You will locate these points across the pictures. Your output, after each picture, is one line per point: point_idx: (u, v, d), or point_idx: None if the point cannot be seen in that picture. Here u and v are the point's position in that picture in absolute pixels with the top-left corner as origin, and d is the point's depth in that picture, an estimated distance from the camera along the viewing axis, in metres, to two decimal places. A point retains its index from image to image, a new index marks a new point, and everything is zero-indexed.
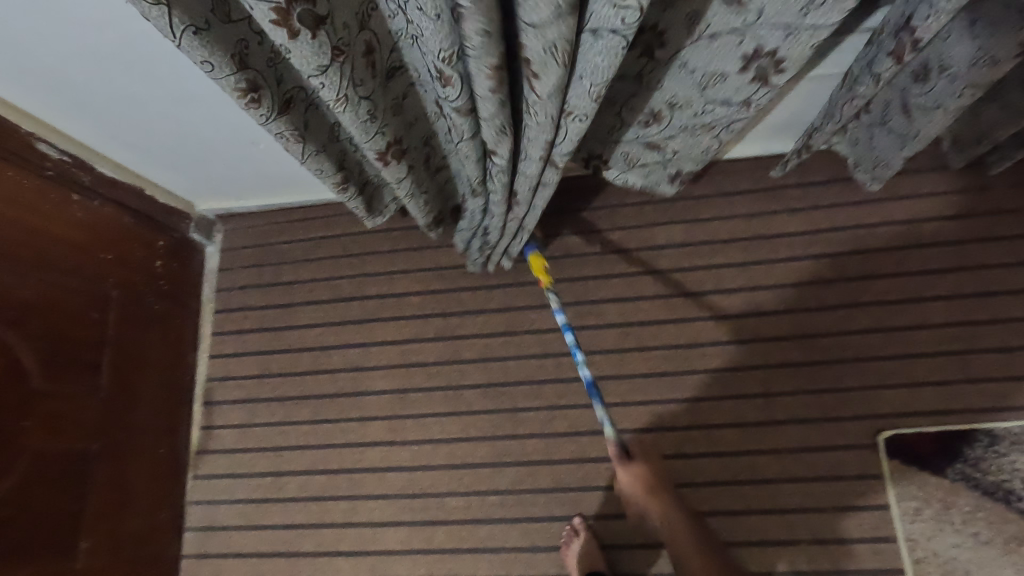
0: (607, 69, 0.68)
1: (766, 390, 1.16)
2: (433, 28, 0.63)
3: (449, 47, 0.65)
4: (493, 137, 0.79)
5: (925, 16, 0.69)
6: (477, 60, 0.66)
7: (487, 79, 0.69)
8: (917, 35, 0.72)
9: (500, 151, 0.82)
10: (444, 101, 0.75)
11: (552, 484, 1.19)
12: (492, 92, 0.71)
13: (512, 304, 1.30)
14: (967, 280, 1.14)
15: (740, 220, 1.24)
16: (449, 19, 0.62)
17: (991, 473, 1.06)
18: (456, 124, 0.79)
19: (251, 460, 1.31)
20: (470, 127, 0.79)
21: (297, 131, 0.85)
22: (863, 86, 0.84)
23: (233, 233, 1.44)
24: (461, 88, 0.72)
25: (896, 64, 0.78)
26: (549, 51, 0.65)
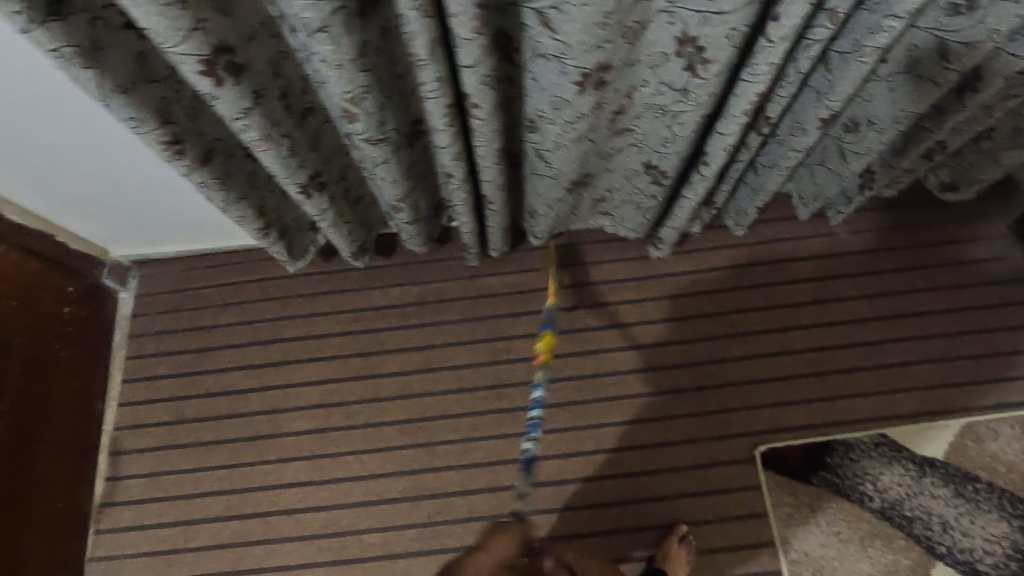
0: (557, 87, 0.79)
1: (661, 414, 1.28)
2: (335, 75, 0.73)
3: (347, 87, 0.76)
4: (448, 162, 0.88)
5: (774, 103, 0.86)
6: (433, 102, 0.74)
7: (443, 116, 0.77)
8: (768, 115, 0.88)
9: (456, 175, 0.91)
10: (352, 134, 0.86)
11: (468, 513, 1.24)
12: (448, 126, 0.79)
13: (430, 342, 1.37)
14: (822, 311, 1.34)
15: (635, 261, 1.39)
16: (342, 69, 0.73)
17: (848, 479, 1.22)
18: (369, 153, 0.90)
19: (160, 509, 1.27)
20: (383, 154, 0.91)
21: (218, 178, 0.92)
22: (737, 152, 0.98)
23: (149, 278, 1.44)
24: (364, 121, 0.82)
25: (759, 137, 0.93)
26: (484, 87, 0.72)
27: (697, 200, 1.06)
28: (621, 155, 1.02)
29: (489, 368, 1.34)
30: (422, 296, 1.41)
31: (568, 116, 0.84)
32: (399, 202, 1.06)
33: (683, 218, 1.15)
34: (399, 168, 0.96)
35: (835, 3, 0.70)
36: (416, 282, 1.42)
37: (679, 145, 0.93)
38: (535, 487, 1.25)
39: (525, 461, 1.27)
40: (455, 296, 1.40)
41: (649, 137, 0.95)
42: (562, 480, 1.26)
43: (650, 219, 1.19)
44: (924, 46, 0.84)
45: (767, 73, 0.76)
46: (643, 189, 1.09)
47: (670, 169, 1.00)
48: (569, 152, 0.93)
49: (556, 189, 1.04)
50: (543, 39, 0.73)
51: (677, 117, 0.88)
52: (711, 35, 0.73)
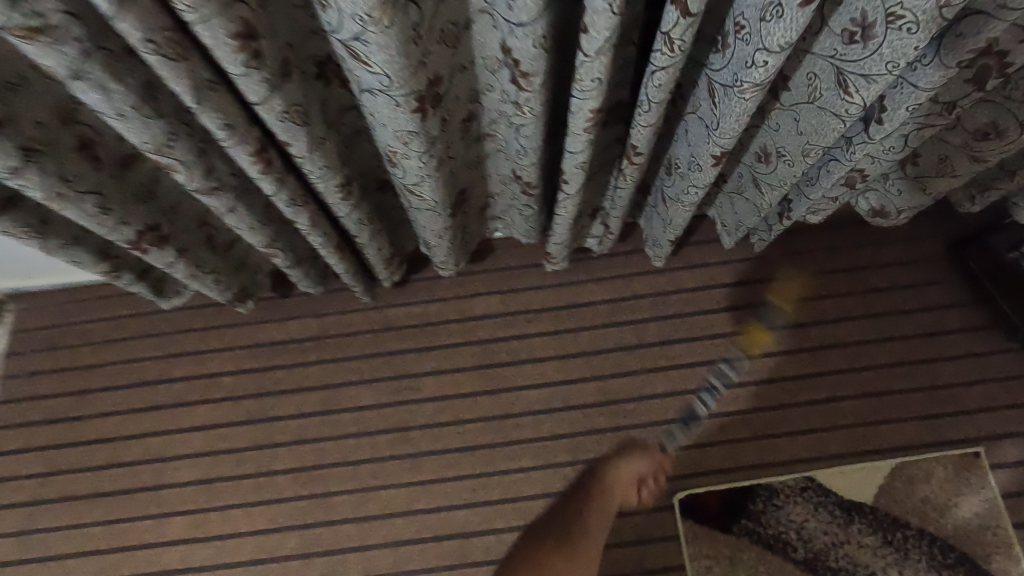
0: (404, 121, 0.68)
1: (574, 458, 1.19)
2: (129, 126, 0.63)
3: (150, 134, 0.65)
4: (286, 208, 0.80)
5: (637, 129, 0.76)
6: (234, 146, 0.66)
7: (254, 162, 0.69)
8: (637, 147, 0.79)
9: (301, 218, 0.83)
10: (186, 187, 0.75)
11: (364, 571, 1.14)
12: (264, 173, 0.71)
13: (330, 381, 1.27)
14: (749, 342, 1.25)
15: (551, 290, 1.29)
16: (128, 117, 0.62)
17: (770, 526, 1.14)
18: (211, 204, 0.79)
19: (28, 571, 1.17)
20: (225, 203, 0.80)
21: (28, 227, 0.80)
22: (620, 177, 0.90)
23: (24, 314, 1.33)
24: (186, 173, 0.72)
25: (634, 166, 0.84)
26: (284, 121, 0.64)
27: (567, 217, 0.94)
28: (488, 161, 0.93)
29: (391, 409, 1.24)
30: (322, 329, 1.30)
31: (420, 148, 0.73)
32: (272, 247, 0.95)
33: (564, 236, 1.03)
34: (250, 215, 0.85)
35: (668, 27, 0.59)
36: (316, 314, 1.31)
37: (531, 156, 0.80)
38: (437, 541, 1.16)
39: (427, 512, 1.17)
40: (358, 330, 1.29)
41: (508, 144, 0.85)
42: (466, 532, 1.16)
43: (535, 228, 1.09)
44: (824, 75, 0.75)
45: (597, 90, 0.64)
46: (518, 198, 0.99)
47: (532, 180, 0.87)
48: (436, 182, 0.82)
49: (438, 220, 0.93)
50: (361, 73, 0.61)
51: (522, 130, 0.76)
52: (520, 49, 0.60)
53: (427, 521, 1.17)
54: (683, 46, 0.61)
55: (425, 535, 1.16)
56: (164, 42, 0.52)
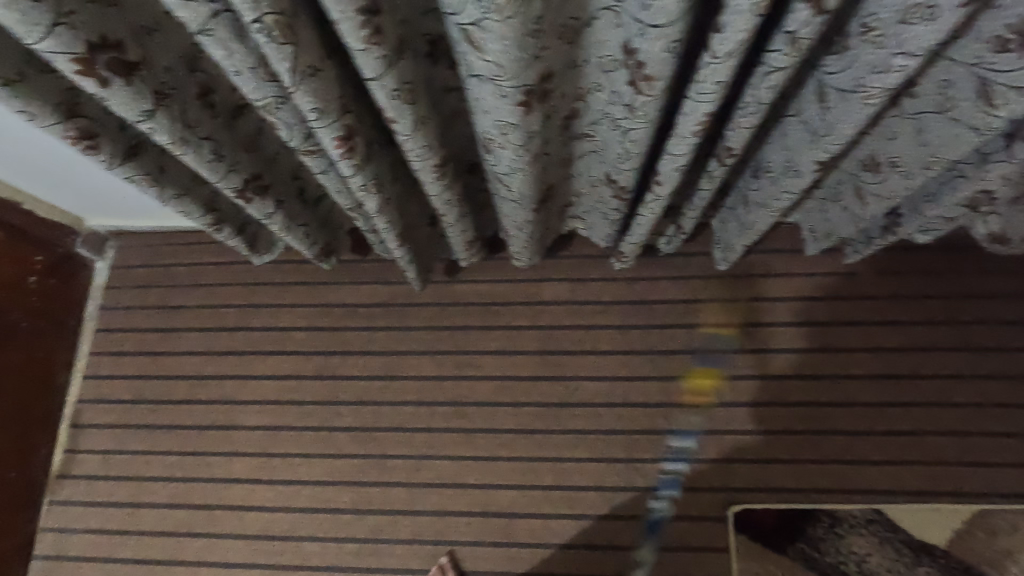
0: (504, 111, 0.66)
1: (629, 455, 1.18)
2: (247, 83, 0.64)
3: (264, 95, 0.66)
4: (358, 191, 0.81)
5: (733, 128, 0.70)
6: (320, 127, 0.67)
7: (335, 146, 0.70)
8: (729, 144, 0.73)
9: (370, 203, 0.84)
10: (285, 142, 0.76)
11: (411, 535, 1.18)
12: (344, 158, 0.73)
13: (396, 348, 1.30)
14: (826, 362, 1.19)
15: (623, 283, 1.27)
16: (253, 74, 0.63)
17: (828, 555, 1.09)
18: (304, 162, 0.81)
19: (111, 488, 1.27)
20: (319, 165, 0.81)
21: (149, 174, 0.88)
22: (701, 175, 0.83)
23: (124, 251, 1.41)
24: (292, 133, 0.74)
25: (720, 165, 0.78)
26: (394, 100, 0.63)
27: (652, 218, 0.91)
28: (582, 162, 0.90)
29: (451, 382, 1.26)
30: (392, 297, 1.33)
31: (516, 140, 0.72)
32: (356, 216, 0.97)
33: (642, 235, 0.99)
34: (344, 181, 0.86)
35: (794, 27, 0.53)
36: (388, 281, 1.34)
37: (632, 163, 0.78)
38: (485, 517, 1.18)
39: (477, 487, 1.19)
40: (427, 301, 1.31)
41: (608, 146, 0.81)
42: (513, 512, 1.18)
43: (613, 232, 1.05)
44: (963, 84, 0.67)
45: (716, 95, 0.60)
46: (605, 201, 0.96)
47: (627, 184, 0.85)
48: (524, 175, 0.80)
49: (520, 213, 0.92)
50: (470, 56, 0.59)
51: (628, 134, 0.72)
52: (647, 51, 0.56)
53: (476, 496, 1.19)
54: (806, 47, 0.55)
55: (472, 509, 1.18)
56: (273, 26, 0.54)
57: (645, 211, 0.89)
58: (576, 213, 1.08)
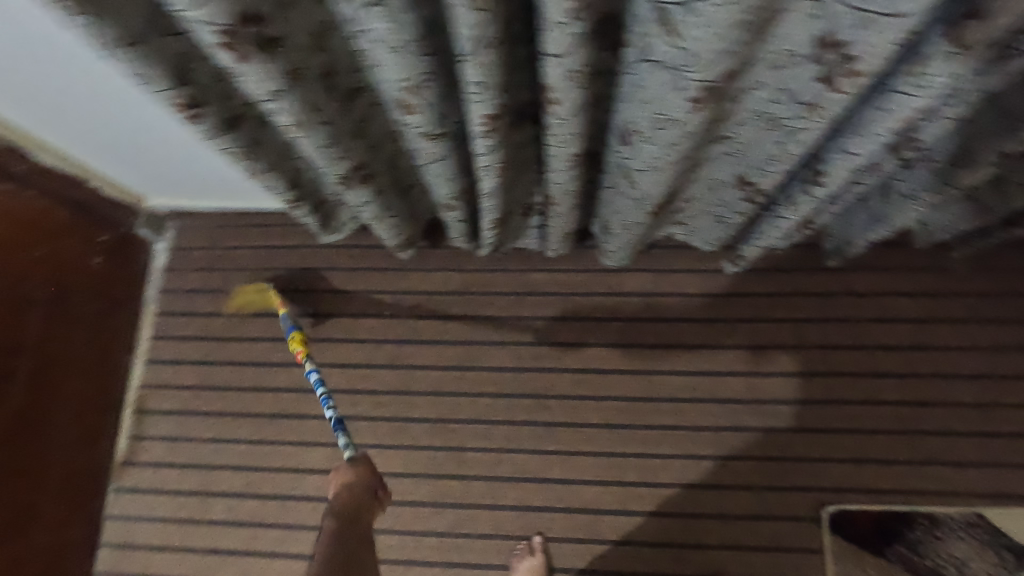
0: (667, 102, 0.63)
1: (718, 453, 1.15)
2: (396, 61, 0.60)
3: (409, 77, 0.63)
4: (483, 170, 0.76)
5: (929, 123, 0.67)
6: (475, 103, 0.62)
7: (483, 120, 0.65)
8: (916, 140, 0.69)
9: (487, 183, 0.80)
10: (408, 126, 0.73)
11: (492, 530, 1.15)
12: (487, 133, 0.67)
13: (470, 338, 1.26)
14: (925, 361, 1.14)
15: (707, 275, 1.23)
16: (402, 53, 0.59)
17: (927, 558, 1.07)
18: (424, 148, 0.77)
19: (180, 475, 1.24)
20: (441, 150, 0.78)
21: (242, 148, 0.81)
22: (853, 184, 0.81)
23: (184, 232, 1.37)
24: (423, 116, 0.69)
25: (895, 163, 0.75)
26: (566, 80, 0.60)
27: (796, 220, 0.88)
28: (711, 164, 0.86)
29: (530, 374, 1.23)
30: (466, 284, 1.28)
31: (671, 138, 0.68)
32: (454, 204, 0.94)
33: (773, 240, 0.96)
34: (456, 168, 0.83)
35: None
36: (461, 268, 1.29)
37: (787, 157, 0.76)
38: (568, 513, 1.15)
39: (559, 483, 1.16)
40: (502, 290, 1.27)
41: (751, 148, 0.79)
42: (597, 508, 1.15)
43: (728, 235, 1.03)
44: None
45: (943, 90, 0.57)
46: (730, 203, 0.93)
47: (769, 186, 0.84)
48: (662, 175, 0.77)
49: (636, 212, 0.90)
50: (659, 45, 0.57)
51: (796, 133, 0.71)
52: (870, 44, 0.54)
53: (558, 492, 1.16)
54: None
55: (554, 505, 1.16)
56: None
57: (791, 213, 0.87)
58: (678, 218, 1.06)
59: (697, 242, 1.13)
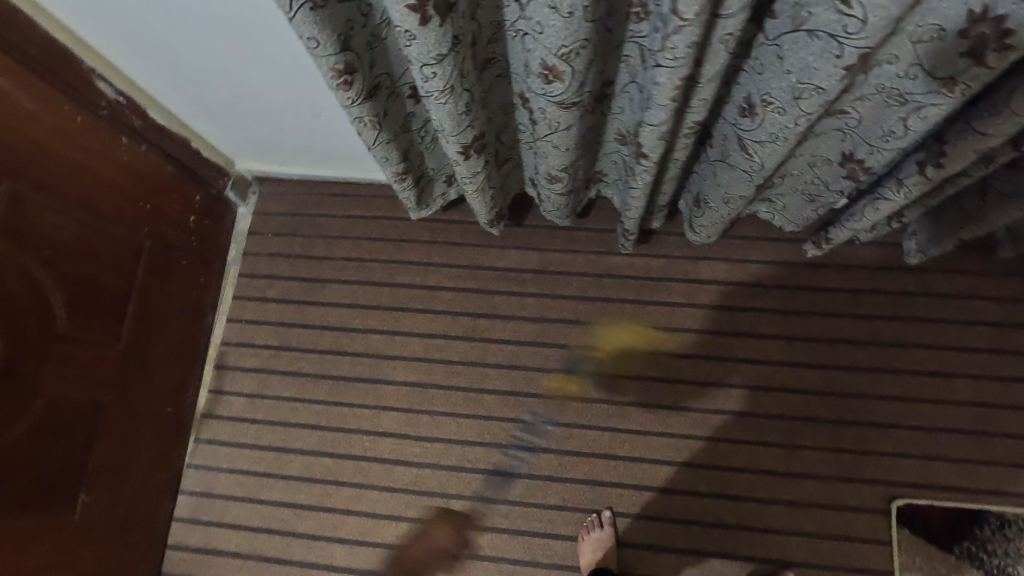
0: (815, 72, 0.66)
1: (788, 441, 1.17)
2: (554, 23, 0.63)
3: (566, 43, 0.65)
4: (649, 145, 0.81)
5: None
6: (669, 73, 0.66)
7: (672, 90, 0.69)
8: None
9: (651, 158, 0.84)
10: (541, 92, 0.74)
11: (562, 501, 1.18)
12: (670, 102, 0.71)
13: (546, 316, 1.29)
14: (1002, 364, 1.16)
15: (784, 268, 1.25)
16: (571, 20, 0.62)
17: (996, 556, 1.09)
18: (553, 117, 0.78)
19: (257, 431, 1.28)
20: (568, 119, 0.79)
21: (376, 116, 0.84)
22: (969, 168, 0.80)
23: (269, 198, 1.42)
24: (563, 84, 0.71)
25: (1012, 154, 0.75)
26: (721, 44, 0.64)
27: (894, 206, 0.89)
28: (818, 141, 0.89)
29: (604, 354, 1.25)
30: (543, 263, 1.31)
31: (807, 107, 0.71)
32: (559, 178, 0.96)
33: (863, 225, 0.97)
34: (575, 139, 0.84)
35: None
36: (539, 248, 1.32)
37: (904, 141, 0.77)
38: (637, 490, 1.17)
39: (629, 461, 1.19)
40: (579, 271, 1.30)
41: (865, 123, 0.80)
42: (667, 488, 1.17)
43: (817, 214, 1.05)
44: None
45: None
46: (829, 180, 0.94)
47: (876, 165, 0.85)
48: (783, 146, 0.80)
49: (744, 185, 0.93)
50: (825, 12, 0.60)
51: (921, 110, 0.72)
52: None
53: (628, 469, 1.18)
54: None
55: (624, 481, 1.18)
56: None
57: (890, 198, 0.87)
58: (768, 194, 1.09)
59: (781, 221, 1.17)
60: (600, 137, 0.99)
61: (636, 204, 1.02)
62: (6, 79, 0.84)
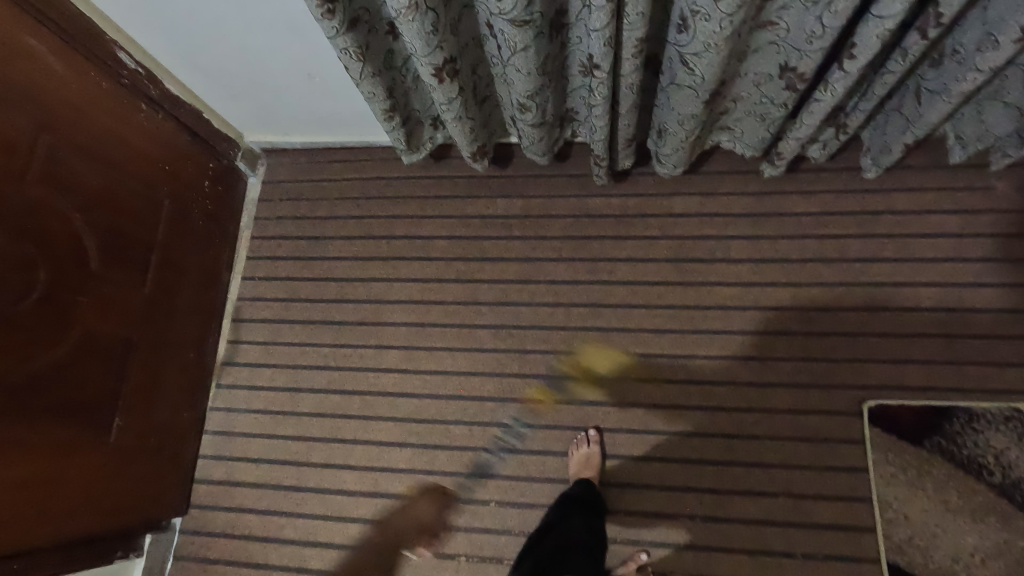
0: None
1: (763, 355, 1.24)
2: None
3: None
4: (601, 55, 0.92)
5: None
6: None
7: None
8: (940, 12, 0.78)
9: (602, 68, 0.94)
10: (498, 12, 0.85)
11: (553, 421, 1.27)
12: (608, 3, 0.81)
13: (531, 255, 1.38)
14: (964, 271, 1.21)
15: (752, 197, 1.33)
16: None
17: (966, 448, 1.14)
18: (510, 37, 0.89)
19: (272, 374, 1.39)
20: (523, 38, 0.89)
21: (359, 49, 0.95)
22: (890, 62, 0.89)
23: (276, 168, 1.54)
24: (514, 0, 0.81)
25: (920, 41, 0.83)
26: None
27: (826, 107, 0.97)
28: (757, 57, 0.97)
29: (586, 286, 1.34)
30: (527, 208, 1.41)
31: (726, 8, 0.80)
32: (527, 106, 1.06)
33: (807, 132, 1.05)
34: (535, 61, 0.94)
35: None
36: (522, 194, 1.42)
37: (825, 41, 0.85)
38: (622, 407, 1.25)
39: (613, 381, 1.27)
40: (560, 214, 1.40)
41: (793, 31, 0.88)
42: (650, 404, 1.25)
43: (771, 134, 1.13)
44: None
45: None
46: (774, 96, 1.02)
47: (808, 71, 0.92)
48: (717, 54, 0.89)
49: (693, 104, 1.02)
50: None
51: (832, 5, 0.80)
52: None
53: (613, 389, 1.27)
54: None
55: (609, 400, 1.26)
56: None
57: (822, 99, 0.96)
58: (726, 122, 1.17)
59: (742, 149, 1.24)
60: (565, 69, 1.08)
61: (600, 131, 1.13)
62: (42, 44, 0.99)
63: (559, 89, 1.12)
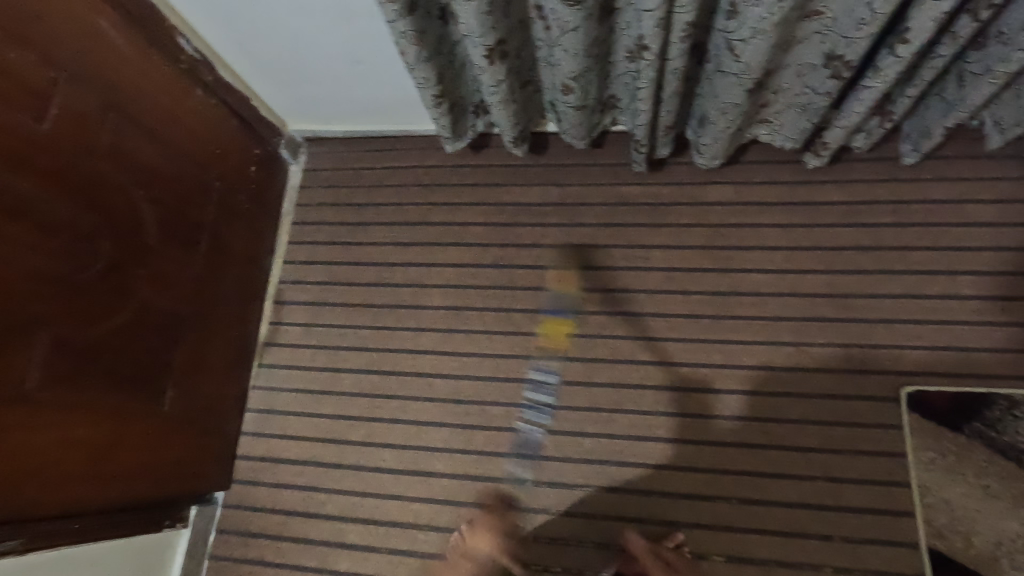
0: None
1: (799, 340, 1.25)
2: None
3: None
4: (649, 39, 0.94)
5: None
6: None
7: None
8: None
9: (650, 50, 0.97)
10: None
11: (589, 403, 1.28)
12: None
13: (567, 242, 1.40)
14: (1002, 259, 1.22)
15: (787, 186, 1.34)
16: None
17: (1006, 434, 1.14)
18: (562, 17, 0.92)
19: (313, 355, 1.43)
20: (574, 18, 0.92)
21: (416, 32, 0.99)
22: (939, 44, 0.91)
23: (316, 156, 1.59)
24: None
25: (972, 22, 0.86)
26: None
27: (877, 93, 0.99)
28: (801, 47, 0.99)
29: (622, 273, 1.36)
30: (563, 196, 1.44)
31: None
32: (572, 88, 1.09)
33: (852, 117, 1.07)
34: (584, 40, 0.97)
35: None
36: (559, 182, 1.45)
37: (875, 27, 0.87)
38: (657, 391, 1.27)
39: (649, 365, 1.28)
40: (595, 201, 1.42)
41: (840, 19, 0.91)
42: (685, 388, 1.26)
43: (812, 125, 1.14)
44: None
45: None
46: (817, 86, 1.04)
47: (854, 58, 0.94)
48: (765, 41, 0.91)
49: (735, 91, 1.04)
50: None
51: None
52: None
53: (649, 372, 1.28)
54: None
55: (645, 384, 1.27)
56: None
57: (872, 84, 0.98)
58: (766, 114, 1.19)
59: (780, 142, 1.24)
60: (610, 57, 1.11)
61: (644, 115, 1.15)
62: (112, 28, 1.04)
63: (603, 75, 1.15)
